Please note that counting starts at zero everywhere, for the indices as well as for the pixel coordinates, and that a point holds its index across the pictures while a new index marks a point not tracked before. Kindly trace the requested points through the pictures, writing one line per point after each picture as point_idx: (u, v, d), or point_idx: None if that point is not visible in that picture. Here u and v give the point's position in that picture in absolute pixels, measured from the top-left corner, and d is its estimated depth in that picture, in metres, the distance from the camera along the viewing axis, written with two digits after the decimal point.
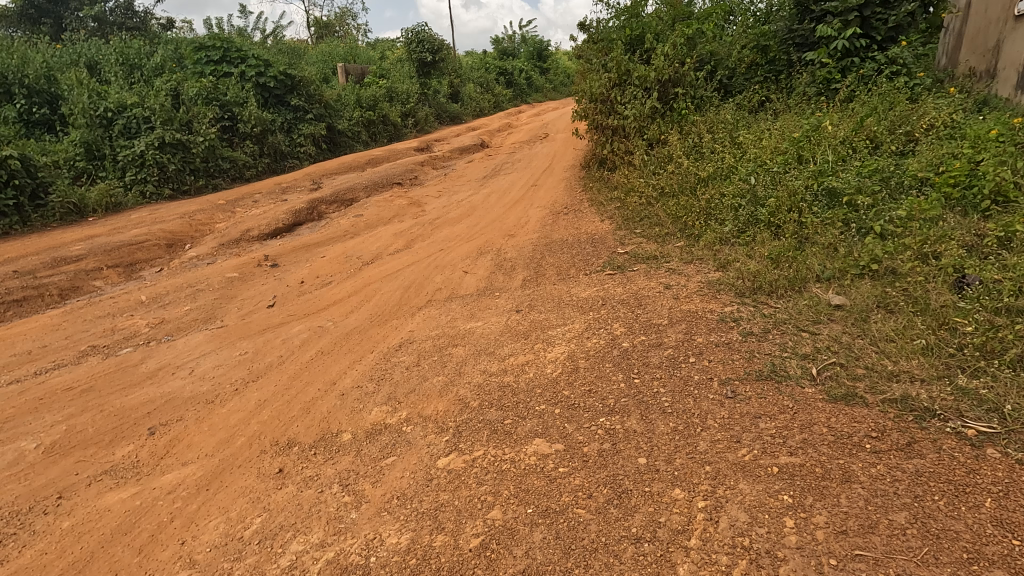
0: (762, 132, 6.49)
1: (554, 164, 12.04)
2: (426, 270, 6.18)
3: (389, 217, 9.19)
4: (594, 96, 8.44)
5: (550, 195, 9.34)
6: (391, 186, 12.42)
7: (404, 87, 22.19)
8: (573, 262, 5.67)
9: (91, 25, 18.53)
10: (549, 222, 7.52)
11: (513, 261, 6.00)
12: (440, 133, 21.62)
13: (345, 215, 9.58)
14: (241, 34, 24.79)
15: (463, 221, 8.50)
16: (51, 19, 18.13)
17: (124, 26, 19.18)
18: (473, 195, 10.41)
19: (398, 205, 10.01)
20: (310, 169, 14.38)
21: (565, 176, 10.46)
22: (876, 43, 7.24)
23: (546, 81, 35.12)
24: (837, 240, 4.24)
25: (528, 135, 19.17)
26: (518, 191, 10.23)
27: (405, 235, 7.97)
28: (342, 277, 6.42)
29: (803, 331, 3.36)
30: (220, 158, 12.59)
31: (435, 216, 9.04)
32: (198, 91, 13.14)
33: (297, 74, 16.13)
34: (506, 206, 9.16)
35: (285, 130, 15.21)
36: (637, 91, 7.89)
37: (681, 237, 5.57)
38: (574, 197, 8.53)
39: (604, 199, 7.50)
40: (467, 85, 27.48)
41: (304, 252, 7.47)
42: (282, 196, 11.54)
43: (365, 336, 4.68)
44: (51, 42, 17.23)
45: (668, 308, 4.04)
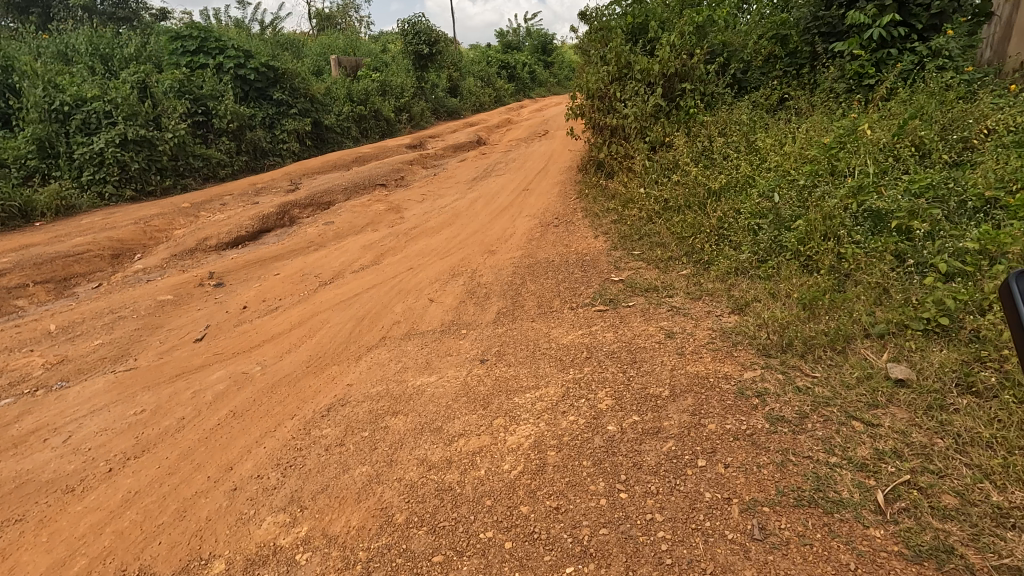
0: (785, 137, 5.54)
1: (551, 165, 11.10)
2: (388, 296, 5.27)
3: (363, 224, 8.29)
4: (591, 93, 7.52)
5: (542, 201, 8.43)
6: (373, 188, 11.52)
7: (399, 81, 21.22)
8: (557, 292, 4.76)
9: (80, 15, 17.89)
10: (536, 236, 6.61)
11: (488, 287, 5.10)
12: (436, 129, 20.67)
13: (315, 222, 8.69)
14: (238, 25, 24.09)
15: (442, 231, 7.61)
16: (39, 9, 17.28)
17: (112, 16, 18.46)
18: (458, 200, 9.50)
19: (375, 210, 9.10)
20: (291, 168, 13.51)
21: (561, 180, 9.53)
22: (916, 33, 6.24)
23: (550, 76, 34.02)
24: (888, 280, 3.31)
25: (526, 132, 18.18)
26: (508, 197, 9.31)
27: (375, 248, 7.08)
28: (292, 302, 5.53)
29: (856, 422, 2.45)
30: (190, 157, 11.75)
31: (413, 224, 8.12)
32: (169, 84, 12.30)
33: (280, 66, 15.22)
34: (492, 214, 8.26)
35: (266, 127, 14.34)
36: (638, 87, 6.94)
37: (687, 262, 4.64)
38: (566, 205, 7.61)
39: (599, 210, 6.56)
40: (467, 79, 26.48)
41: (258, 267, 6.58)
42: (254, 198, 10.67)
43: (293, 388, 3.78)
44: (39, 30, 16.60)
45: (669, 369, 3.12)
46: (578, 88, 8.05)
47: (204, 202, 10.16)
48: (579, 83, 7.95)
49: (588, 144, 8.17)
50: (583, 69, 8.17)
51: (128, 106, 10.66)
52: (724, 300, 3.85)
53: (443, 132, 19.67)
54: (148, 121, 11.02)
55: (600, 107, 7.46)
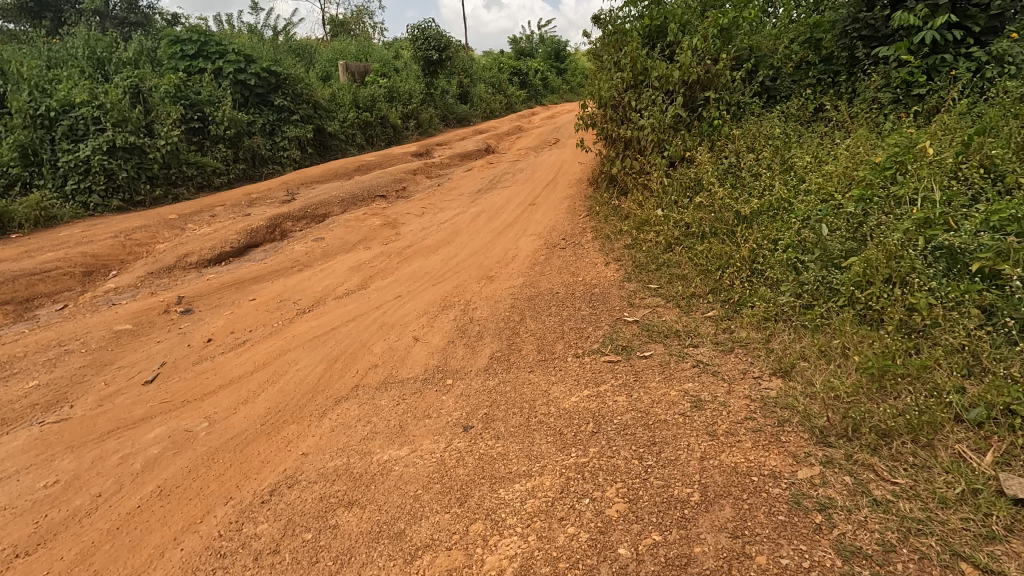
0: (826, 155, 4.84)
1: (561, 178, 10.44)
2: (368, 331, 4.63)
3: (355, 241, 7.69)
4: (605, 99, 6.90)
5: (550, 219, 7.77)
6: (373, 200, 10.96)
7: (407, 87, 20.72)
8: (560, 333, 4.10)
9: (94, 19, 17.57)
10: (540, 259, 5.98)
11: (482, 323, 4.45)
12: (444, 136, 20.12)
13: (305, 237, 8.11)
14: (251, 30, 23.81)
15: (439, 251, 6.98)
16: (52, 13, 16.94)
17: (123, 21, 17.92)
18: (461, 214, 8.88)
19: (371, 224, 8.50)
20: (289, 176, 13.01)
21: (571, 195, 8.87)
22: (973, 36, 5.50)
23: (563, 83, 33.44)
24: (978, 345, 2.61)
25: (536, 140, 17.54)
26: (513, 212, 8.66)
27: (365, 270, 6.48)
28: (262, 335, 4.92)
29: (969, 567, 1.76)
30: (183, 165, 11.30)
31: (408, 242, 7.50)
32: (164, 89, 11.89)
33: (282, 71, 14.77)
34: (495, 231, 7.62)
35: (265, 134, 13.88)
36: (656, 96, 6.29)
37: (714, 301, 3.97)
38: (574, 225, 6.95)
39: (611, 233, 5.90)
40: (478, 86, 25.94)
41: (234, 291, 5.99)
42: (246, 209, 10.15)
43: (239, 456, 3.14)
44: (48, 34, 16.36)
45: (697, 458, 2.45)
46: (590, 97, 7.41)
47: (193, 214, 9.66)
48: (591, 91, 7.31)
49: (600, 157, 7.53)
50: (595, 76, 7.52)
51: (118, 112, 10.23)
52: (761, 356, 3.17)
53: (451, 140, 19.08)
54: (139, 127, 10.60)
55: (614, 117, 6.83)
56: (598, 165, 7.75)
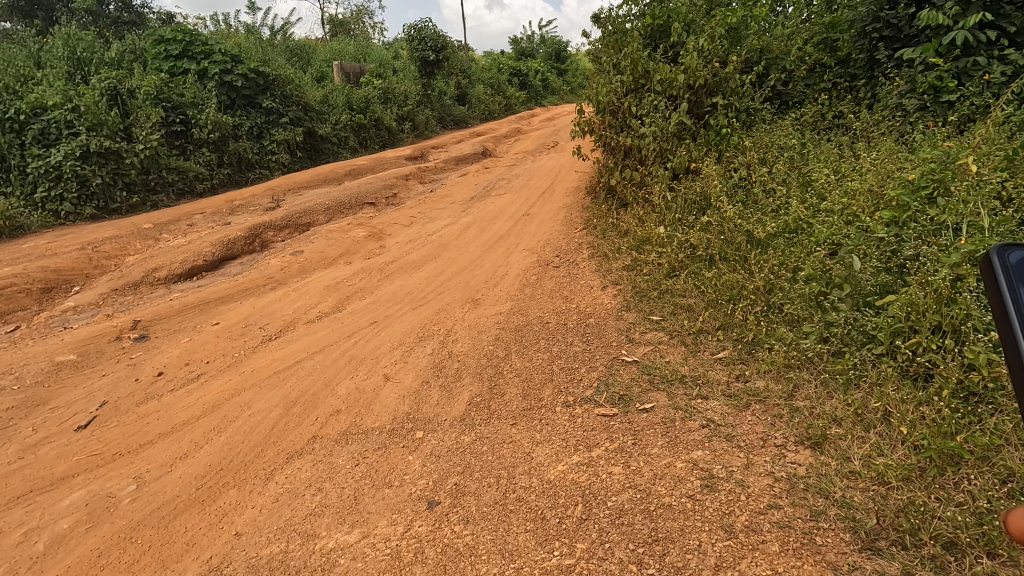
0: (849, 169, 4.35)
1: (558, 185, 9.96)
2: (335, 366, 4.12)
3: (336, 255, 7.21)
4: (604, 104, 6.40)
5: (544, 231, 7.28)
6: (361, 207, 10.48)
7: (403, 88, 20.22)
8: (549, 374, 3.60)
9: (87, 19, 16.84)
10: (530, 279, 5.49)
11: (461, 358, 3.96)
12: (440, 139, 19.65)
13: (283, 249, 7.62)
14: (249, 31, 23.36)
15: (424, 267, 6.50)
16: (44, 13, 16.45)
17: (117, 21, 17.14)
18: (451, 225, 8.40)
19: (355, 235, 8.02)
20: (276, 182, 12.55)
21: (567, 205, 8.37)
22: (1007, 37, 4.97)
23: (563, 84, 32.97)
24: None
25: (535, 143, 17.03)
26: (506, 222, 8.17)
27: (342, 289, 5.99)
28: (218, 368, 4.42)
29: None
30: (163, 170, 10.85)
31: (392, 256, 7.02)
32: (144, 90, 11.43)
33: (271, 72, 14.30)
34: (485, 244, 7.13)
35: (252, 137, 13.41)
36: (658, 101, 5.79)
37: (725, 339, 3.48)
38: (570, 240, 6.47)
39: (609, 251, 5.42)
40: (476, 87, 25.44)
41: (197, 313, 5.52)
42: (226, 218, 9.67)
43: (161, 535, 2.67)
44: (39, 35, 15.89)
45: (710, 569, 1.97)
46: (588, 101, 6.92)
47: (169, 223, 9.18)
48: (589, 94, 6.82)
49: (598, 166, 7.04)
50: (593, 79, 7.03)
51: (92, 115, 9.80)
52: (784, 416, 2.68)
53: (448, 143, 18.60)
54: (115, 131, 10.15)
55: (613, 124, 6.34)
56: (596, 174, 7.26)
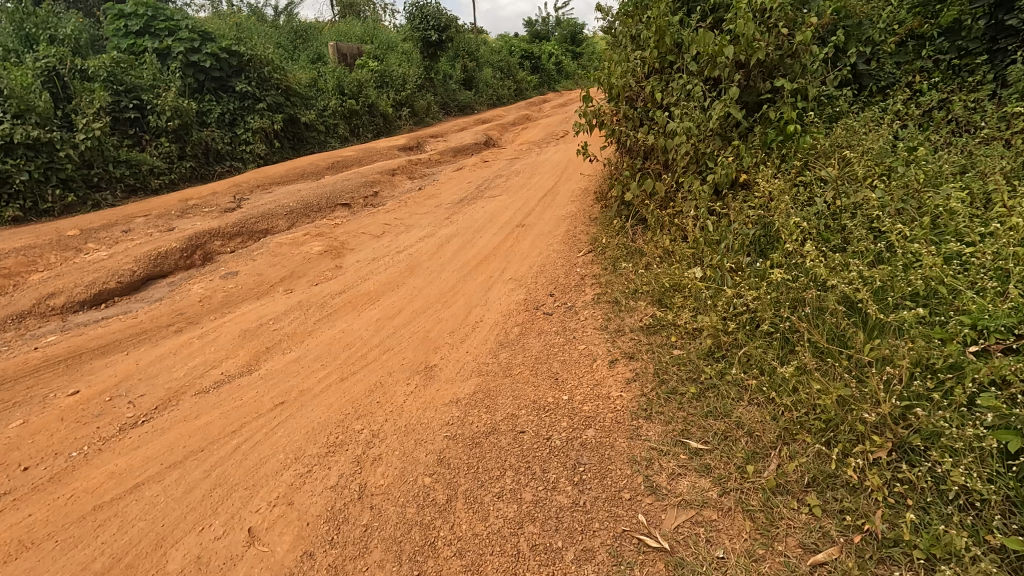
0: (1008, 196, 2.75)
1: (564, 187, 8.35)
2: (186, 501, 2.64)
3: (276, 279, 5.74)
4: (620, 90, 4.86)
5: (539, 252, 5.73)
6: (333, 210, 8.99)
7: (402, 71, 18.62)
8: (510, 558, 2.10)
9: None
10: (510, 332, 3.97)
11: (379, 502, 2.46)
12: (441, 126, 18.08)
13: (217, 269, 6.17)
14: (245, 9, 22.02)
15: (379, 302, 5.00)
16: None
17: None
18: (430, 236, 6.87)
19: (309, 250, 6.54)
20: (245, 176, 11.13)
21: (572, 215, 6.79)
22: None
23: (579, 68, 31.14)
24: None
25: (543, 133, 15.34)
26: (496, 235, 6.62)
27: (263, 335, 4.50)
28: (27, 484, 2.96)
29: None
30: (109, 164, 9.48)
31: (345, 283, 5.51)
32: (92, 71, 10.05)
33: (247, 51, 12.83)
34: (463, 268, 5.61)
35: (223, 125, 11.98)
36: (692, 85, 4.18)
37: (827, 516, 1.98)
38: (571, 271, 4.92)
39: (623, 296, 3.90)
40: (484, 70, 23.75)
41: (57, 374, 4.07)
42: (171, 223, 8.25)
43: None
44: None
45: None
46: (599, 86, 5.33)
47: (101, 228, 7.80)
48: (600, 76, 5.22)
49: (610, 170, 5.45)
50: (606, 56, 5.42)
51: (20, 100, 8.46)
52: None
53: (448, 131, 16.97)
54: (49, 118, 8.80)
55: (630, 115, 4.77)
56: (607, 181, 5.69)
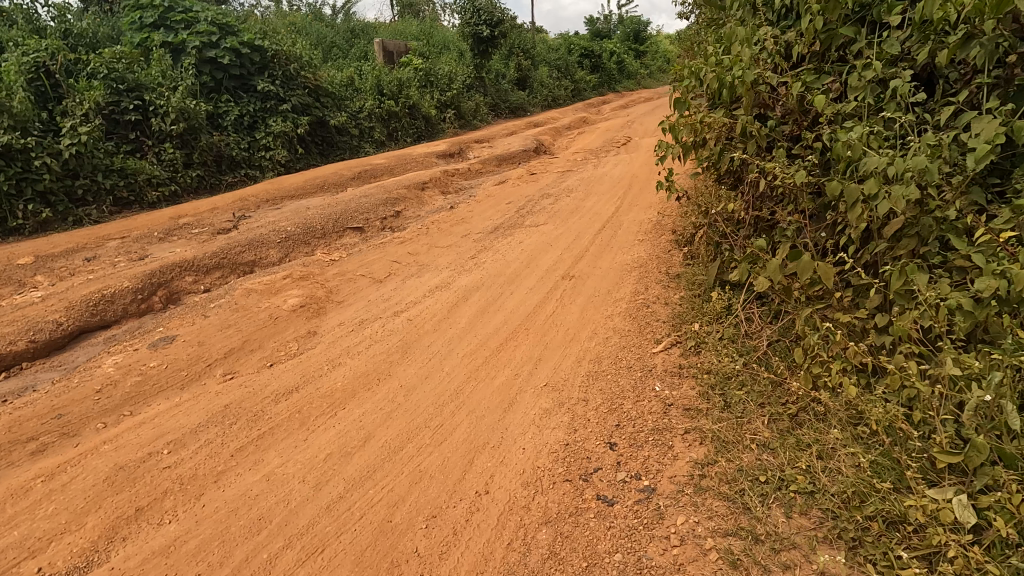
0: None
1: (630, 218, 6.38)
2: None
3: (220, 353, 4.11)
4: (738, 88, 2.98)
5: (593, 331, 3.86)
6: (341, 235, 7.38)
7: (448, 70, 16.99)
8: None
9: None
10: (533, 546, 2.14)
11: None
12: (490, 130, 16.36)
13: (155, 328, 4.62)
14: (292, 7, 21.09)
15: (343, 417, 3.26)
16: None
17: None
18: (445, 285, 5.10)
19: (281, 302, 4.90)
20: (258, 188, 9.78)
21: (642, 265, 4.87)
22: None
23: (640, 67, 28.86)
24: None
25: (601, 140, 13.30)
26: (535, 289, 4.78)
27: (137, 483, 2.79)
28: None
29: None
30: (98, 173, 8.31)
31: (305, 370, 3.79)
32: (91, 68, 8.97)
33: (271, 46, 11.55)
34: (479, 352, 3.81)
35: (240, 128, 10.71)
36: (902, 80, 2.29)
37: None
38: (645, 387, 3.01)
39: (764, 505, 2.02)
40: (539, 70, 21.91)
41: None
42: (147, 248, 6.89)
43: None
44: None
45: None
46: (700, 83, 3.44)
47: (61, 255, 6.50)
48: (702, 68, 3.32)
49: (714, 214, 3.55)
50: (712, 40, 3.52)
51: None
52: None
53: (496, 135, 15.23)
54: (26, 121, 7.69)
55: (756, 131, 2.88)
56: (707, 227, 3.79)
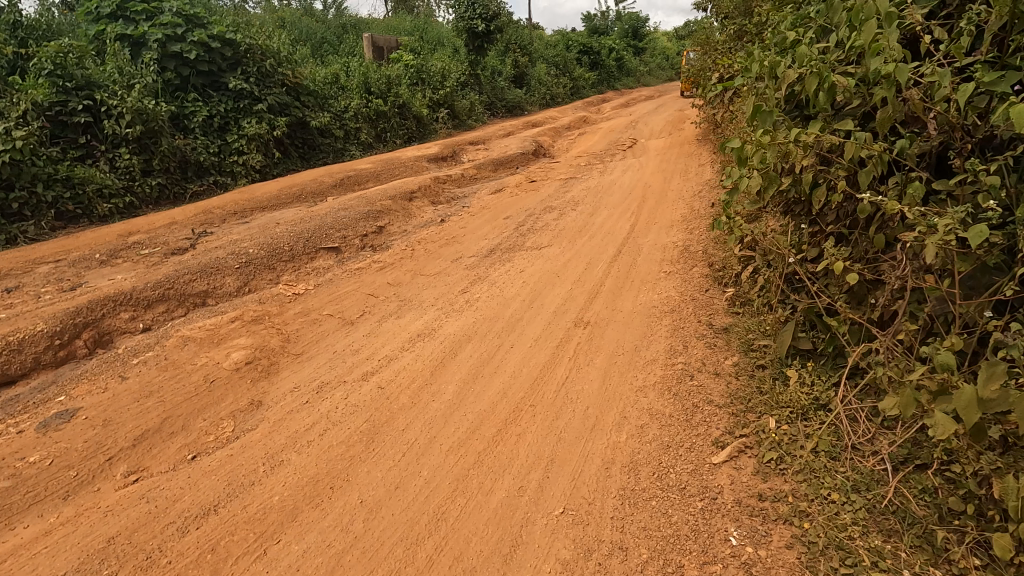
0: None
1: (651, 240, 5.43)
2: None
3: (129, 439, 3.12)
4: (854, 95, 2.14)
5: (622, 414, 2.92)
6: (313, 258, 6.37)
7: (440, 66, 15.93)
8: None
9: None
10: None
11: None
12: (485, 131, 15.34)
13: (55, 394, 3.62)
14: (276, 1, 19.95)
15: (274, 562, 2.29)
16: None
17: None
18: (430, 333, 4.11)
19: (223, 356, 3.91)
20: (226, 198, 8.77)
21: (674, 309, 3.92)
22: None
23: (639, 65, 27.90)
24: None
25: (604, 142, 12.29)
26: (541, 340, 3.82)
27: None
28: None
29: None
30: (37, 184, 7.32)
31: (231, 472, 2.80)
32: (34, 63, 7.95)
33: (245, 40, 10.51)
34: (470, 447, 2.85)
35: (209, 130, 9.69)
36: None
37: None
38: (712, 536, 2.07)
39: None
40: (537, 67, 20.89)
41: None
42: (81, 275, 5.87)
43: None
44: None
45: None
46: (786, 85, 2.46)
47: None
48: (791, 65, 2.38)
49: (805, 258, 2.71)
50: (796, 29, 2.58)
51: None
52: None
53: (492, 136, 14.22)
54: None
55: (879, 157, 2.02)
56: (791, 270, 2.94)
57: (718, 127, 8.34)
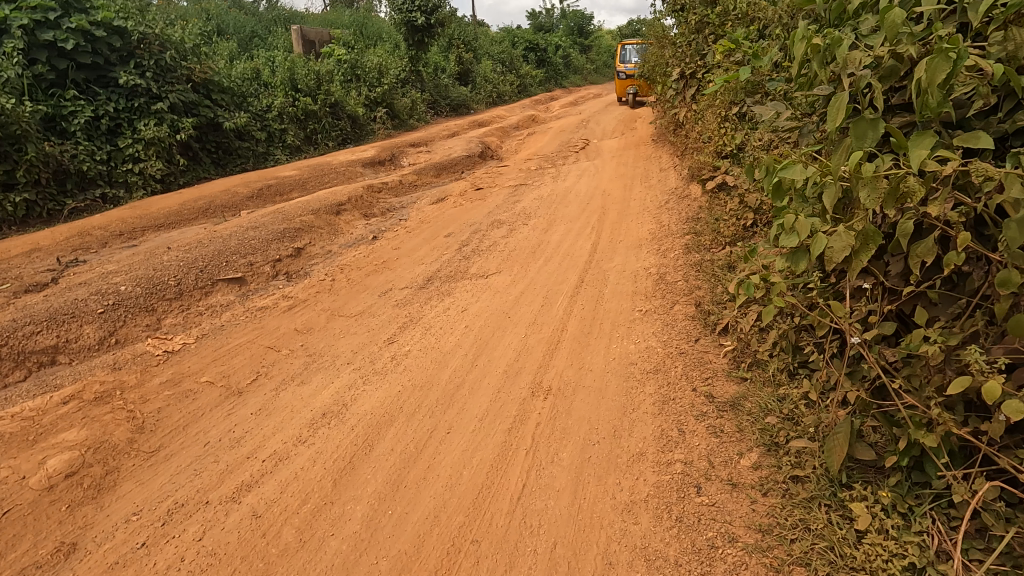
0: None
1: (620, 265, 4.56)
2: None
3: None
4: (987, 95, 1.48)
5: (605, 561, 1.99)
6: (208, 292, 5.15)
7: (377, 61, 14.65)
8: None
9: None
10: None
11: None
12: (429, 131, 14.20)
13: None
14: None
15: None
16: None
17: None
18: (340, 410, 3.06)
19: (35, 465, 2.74)
20: (114, 215, 7.36)
21: (660, 367, 3.04)
22: None
23: (586, 63, 27.35)
24: None
25: (556, 143, 11.42)
26: (489, 419, 2.85)
27: None
28: None
29: None
30: None
31: None
32: None
33: (139, 27, 9.02)
34: None
35: (95, 134, 8.20)
36: None
37: None
38: None
39: None
40: (482, 64, 19.82)
41: None
42: None
43: None
44: None
45: None
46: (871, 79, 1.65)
47: None
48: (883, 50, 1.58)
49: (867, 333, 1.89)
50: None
51: None
52: None
53: (435, 137, 13.11)
54: None
55: None
56: (830, 340, 2.12)
57: (680, 127, 7.58)
